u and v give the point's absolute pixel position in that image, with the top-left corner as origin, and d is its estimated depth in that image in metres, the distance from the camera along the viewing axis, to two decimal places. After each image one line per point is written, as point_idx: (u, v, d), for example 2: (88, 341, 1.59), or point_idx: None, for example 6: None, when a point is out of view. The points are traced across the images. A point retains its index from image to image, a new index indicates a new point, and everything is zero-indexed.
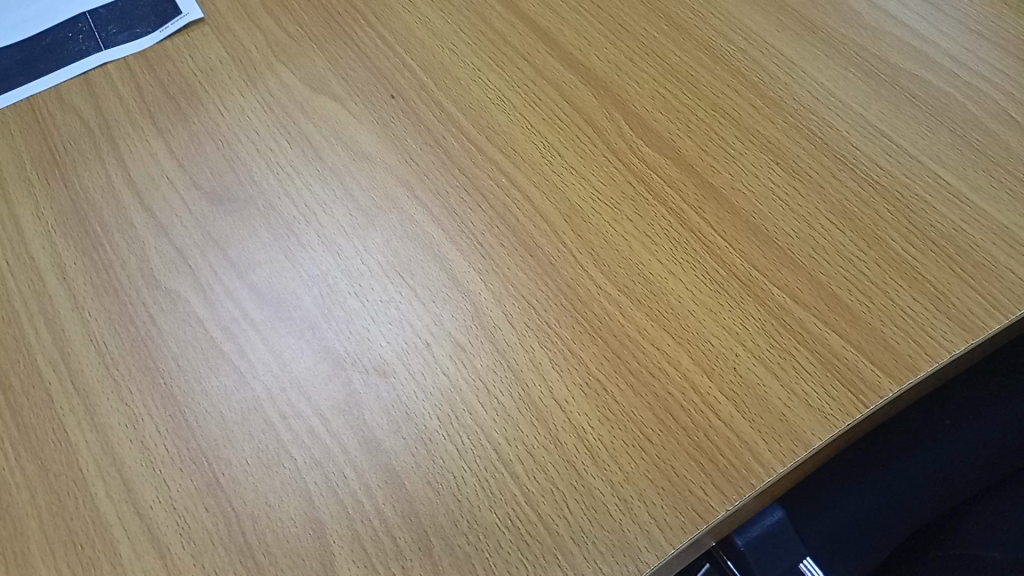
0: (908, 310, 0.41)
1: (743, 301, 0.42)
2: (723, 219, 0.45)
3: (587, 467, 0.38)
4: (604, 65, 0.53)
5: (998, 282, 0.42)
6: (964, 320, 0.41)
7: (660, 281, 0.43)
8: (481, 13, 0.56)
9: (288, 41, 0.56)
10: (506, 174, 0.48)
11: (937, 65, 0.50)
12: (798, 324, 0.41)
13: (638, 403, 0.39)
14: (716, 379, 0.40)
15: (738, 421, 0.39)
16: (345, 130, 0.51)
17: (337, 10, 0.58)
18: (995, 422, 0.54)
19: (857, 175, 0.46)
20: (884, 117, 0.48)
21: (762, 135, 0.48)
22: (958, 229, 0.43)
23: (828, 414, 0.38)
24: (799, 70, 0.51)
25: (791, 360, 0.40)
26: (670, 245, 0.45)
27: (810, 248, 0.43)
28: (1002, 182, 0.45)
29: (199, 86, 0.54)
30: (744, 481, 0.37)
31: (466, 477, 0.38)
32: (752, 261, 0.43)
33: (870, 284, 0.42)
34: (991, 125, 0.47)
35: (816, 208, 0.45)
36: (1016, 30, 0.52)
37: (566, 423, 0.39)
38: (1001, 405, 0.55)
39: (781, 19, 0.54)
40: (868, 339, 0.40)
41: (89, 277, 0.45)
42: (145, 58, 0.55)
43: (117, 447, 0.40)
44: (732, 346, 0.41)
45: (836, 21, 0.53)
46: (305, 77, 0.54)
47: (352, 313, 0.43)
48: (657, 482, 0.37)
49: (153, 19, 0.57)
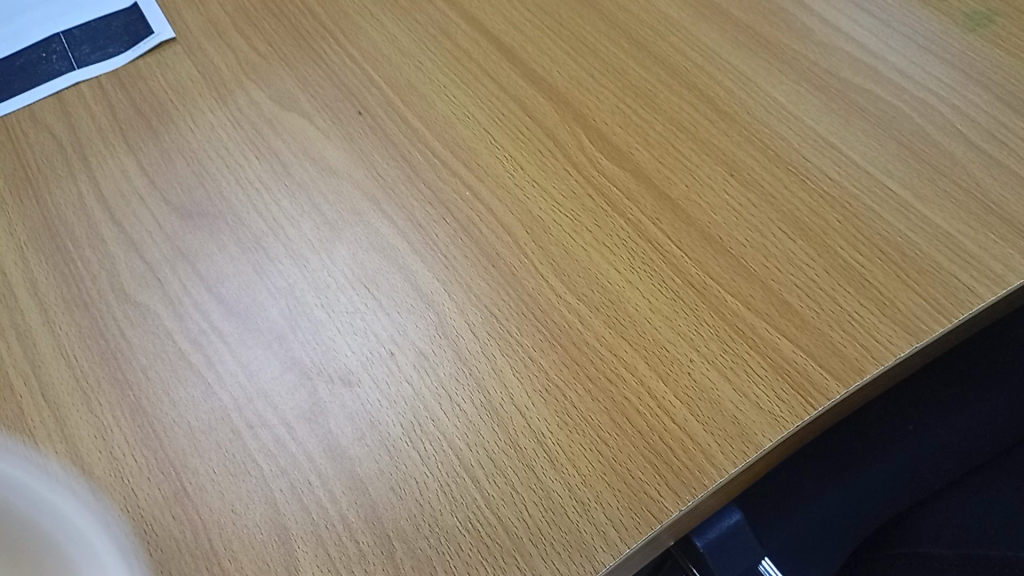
0: (855, 315, 0.42)
1: (698, 309, 0.43)
2: (679, 229, 0.47)
3: (545, 470, 0.39)
4: (565, 81, 0.54)
5: (942, 287, 0.43)
6: (909, 325, 0.42)
7: (618, 289, 0.45)
8: (448, 31, 0.58)
9: (258, 59, 0.57)
10: (470, 187, 0.49)
11: (885, 80, 0.52)
12: (750, 331, 0.42)
13: (595, 408, 0.41)
14: (671, 384, 0.41)
15: (692, 423, 0.40)
16: (313, 145, 0.52)
17: (307, 29, 0.59)
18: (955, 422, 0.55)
19: (807, 186, 0.48)
20: (834, 129, 0.50)
21: (717, 147, 0.50)
22: (904, 236, 0.45)
23: (778, 416, 0.40)
24: (753, 85, 0.53)
25: (743, 365, 0.41)
26: (627, 255, 0.46)
27: (761, 256, 0.45)
28: (946, 191, 0.47)
29: (170, 104, 0.55)
30: (696, 481, 0.38)
31: (428, 483, 0.39)
32: (707, 269, 0.45)
33: (820, 290, 0.43)
34: (936, 136, 0.49)
35: (768, 218, 0.46)
36: (962, 46, 0.54)
37: (526, 428, 0.40)
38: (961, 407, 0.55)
39: (736, 35, 0.56)
40: (817, 343, 0.42)
41: (60, 292, 0.46)
42: (116, 77, 0.57)
43: (87, 458, 0.40)
44: (687, 352, 0.42)
45: (789, 37, 0.55)
46: (274, 94, 0.55)
47: (319, 325, 0.44)
48: (614, 484, 0.38)
49: (125, 39, 0.59)
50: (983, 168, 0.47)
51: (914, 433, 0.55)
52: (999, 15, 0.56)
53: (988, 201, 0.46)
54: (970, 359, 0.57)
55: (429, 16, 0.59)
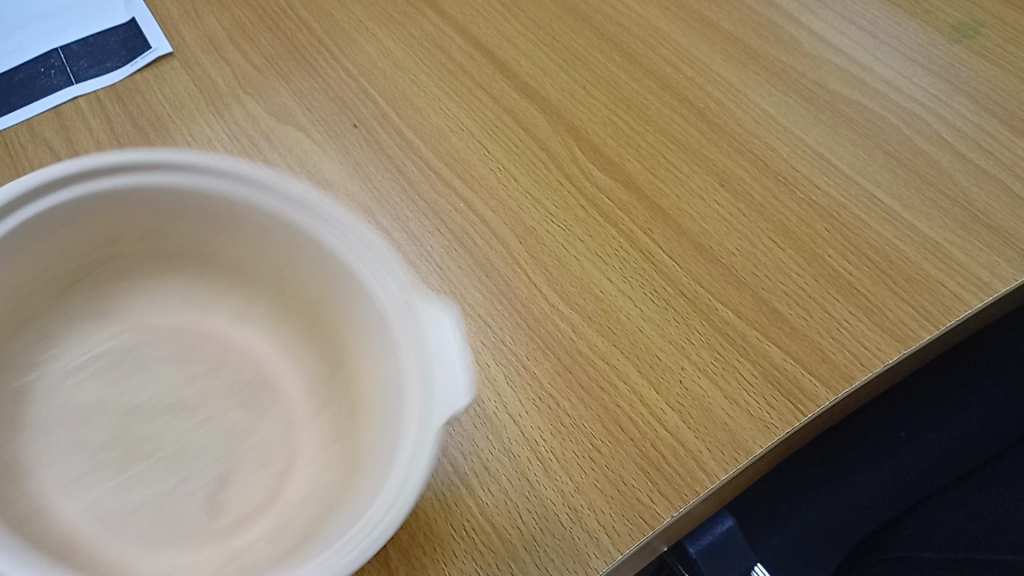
0: (844, 322, 0.43)
1: (689, 318, 0.44)
2: (670, 239, 0.47)
3: (538, 477, 0.39)
4: (558, 94, 0.55)
5: (929, 294, 0.44)
6: (896, 332, 0.43)
7: (611, 298, 0.45)
8: (442, 44, 0.59)
9: (254, 73, 0.58)
10: (464, 199, 0.50)
11: (872, 91, 0.53)
12: (741, 339, 0.43)
13: (588, 416, 0.41)
14: (662, 392, 0.42)
15: (683, 431, 0.40)
16: (309, 158, 0.53)
17: (303, 43, 0.60)
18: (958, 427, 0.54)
19: (797, 195, 0.48)
20: (823, 139, 0.51)
21: (708, 158, 0.51)
22: (892, 245, 0.46)
23: (768, 423, 0.40)
24: (743, 97, 0.54)
25: (734, 372, 0.42)
26: (620, 264, 0.47)
27: (752, 265, 0.46)
28: (932, 200, 0.47)
29: (168, 118, 0.56)
30: (688, 488, 0.39)
31: (423, 491, 0.39)
32: (698, 278, 0.45)
33: (809, 298, 0.44)
34: (923, 146, 0.50)
35: (758, 227, 0.47)
36: (948, 56, 0.55)
37: (519, 436, 0.41)
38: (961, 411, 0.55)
39: (726, 48, 0.57)
40: (806, 351, 0.42)
41: None
42: (114, 91, 0.57)
43: None
44: (678, 360, 0.43)
45: (778, 50, 0.56)
46: (270, 107, 0.56)
47: None
48: (606, 492, 0.39)
49: (123, 54, 0.59)
50: (969, 177, 0.48)
51: (909, 440, 0.55)
52: (983, 27, 0.57)
53: (975, 209, 0.47)
54: (971, 361, 0.56)
55: (424, 31, 0.60)
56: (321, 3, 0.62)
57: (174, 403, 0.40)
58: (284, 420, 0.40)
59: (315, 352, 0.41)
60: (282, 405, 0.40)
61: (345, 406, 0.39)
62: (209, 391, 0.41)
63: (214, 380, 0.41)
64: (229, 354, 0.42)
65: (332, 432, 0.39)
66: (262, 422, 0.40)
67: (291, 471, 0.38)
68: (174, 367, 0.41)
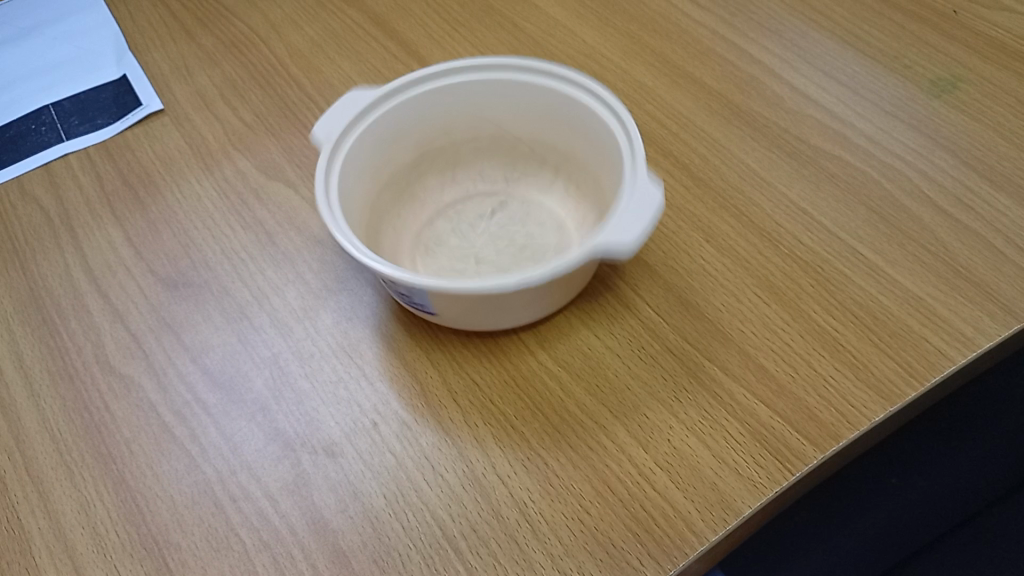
0: (830, 379, 0.43)
1: (677, 376, 0.44)
2: (656, 295, 0.47)
3: (528, 541, 0.39)
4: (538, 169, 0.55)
5: (914, 350, 0.44)
6: (883, 390, 0.43)
7: (598, 356, 0.45)
8: None
9: (244, 129, 0.58)
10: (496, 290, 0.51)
11: (855, 146, 0.54)
12: (728, 396, 0.43)
13: (577, 476, 0.41)
14: (651, 452, 0.41)
15: (673, 491, 0.40)
16: (298, 216, 0.53)
17: (292, 99, 0.60)
18: (952, 470, 0.55)
19: (780, 250, 0.49)
20: (806, 195, 0.51)
21: (695, 214, 0.51)
22: (876, 301, 0.46)
23: (757, 483, 0.40)
24: (727, 152, 0.54)
25: (722, 432, 0.42)
26: (606, 321, 0.47)
27: (738, 321, 0.46)
28: (914, 255, 0.48)
29: (157, 175, 0.57)
30: (677, 549, 0.38)
31: (411, 554, 0.39)
32: (684, 334, 0.46)
33: (795, 354, 0.44)
34: (903, 200, 0.51)
35: (742, 282, 0.48)
36: (927, 112, 0.56)
37: (508, 498, 0.40)
38: (957, 459, 0.56)
39: (710, 103, 0.58)
40: (793, 409, 0.42)
41: (45, 364, 0.47)
42: (105, 148, 0.58)
43: (69, 534, 0.41)
44: (666, 419, 0.42)
45: (759, 105, 0.57)
46: (260, 163, 0.56)
47: (303, 395, 0.45)
48: (596, 554, 0.38)
49: (114, 110, 0.61)
50: (951, 233, 0.49)
51: (899, 485, 0.56)
52: (962, 81, 0.58)
53: (957, 264, 0.47)
54: (968, 412, 0.57)
55: None
56: (311, 60, 0.63)
57: (528, 227, 0.54)
58: (470, 174, 0.57)
59: (401, 188, 0.54)
60: (498, 187, 0.57)
61: (437, 157, 0.55)
62: (477, 221, 0.54)
63: (474, 243, 0.52)
64: (441, 259, 0.52)
65: (534, 168, 0.56)
66: (448, 208, 0.56)
67: (469, 163, 0.56)
68: (460, 227, 0.54)
